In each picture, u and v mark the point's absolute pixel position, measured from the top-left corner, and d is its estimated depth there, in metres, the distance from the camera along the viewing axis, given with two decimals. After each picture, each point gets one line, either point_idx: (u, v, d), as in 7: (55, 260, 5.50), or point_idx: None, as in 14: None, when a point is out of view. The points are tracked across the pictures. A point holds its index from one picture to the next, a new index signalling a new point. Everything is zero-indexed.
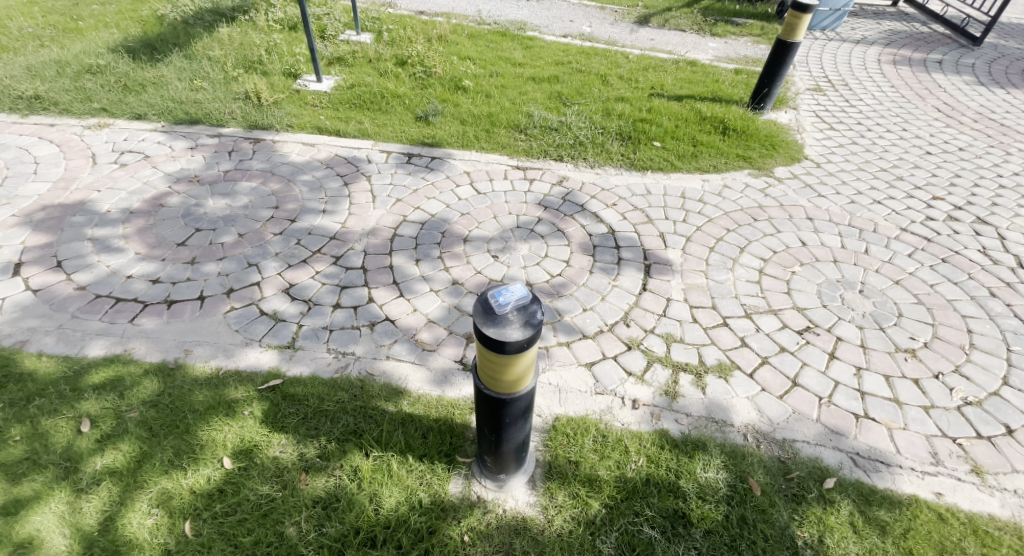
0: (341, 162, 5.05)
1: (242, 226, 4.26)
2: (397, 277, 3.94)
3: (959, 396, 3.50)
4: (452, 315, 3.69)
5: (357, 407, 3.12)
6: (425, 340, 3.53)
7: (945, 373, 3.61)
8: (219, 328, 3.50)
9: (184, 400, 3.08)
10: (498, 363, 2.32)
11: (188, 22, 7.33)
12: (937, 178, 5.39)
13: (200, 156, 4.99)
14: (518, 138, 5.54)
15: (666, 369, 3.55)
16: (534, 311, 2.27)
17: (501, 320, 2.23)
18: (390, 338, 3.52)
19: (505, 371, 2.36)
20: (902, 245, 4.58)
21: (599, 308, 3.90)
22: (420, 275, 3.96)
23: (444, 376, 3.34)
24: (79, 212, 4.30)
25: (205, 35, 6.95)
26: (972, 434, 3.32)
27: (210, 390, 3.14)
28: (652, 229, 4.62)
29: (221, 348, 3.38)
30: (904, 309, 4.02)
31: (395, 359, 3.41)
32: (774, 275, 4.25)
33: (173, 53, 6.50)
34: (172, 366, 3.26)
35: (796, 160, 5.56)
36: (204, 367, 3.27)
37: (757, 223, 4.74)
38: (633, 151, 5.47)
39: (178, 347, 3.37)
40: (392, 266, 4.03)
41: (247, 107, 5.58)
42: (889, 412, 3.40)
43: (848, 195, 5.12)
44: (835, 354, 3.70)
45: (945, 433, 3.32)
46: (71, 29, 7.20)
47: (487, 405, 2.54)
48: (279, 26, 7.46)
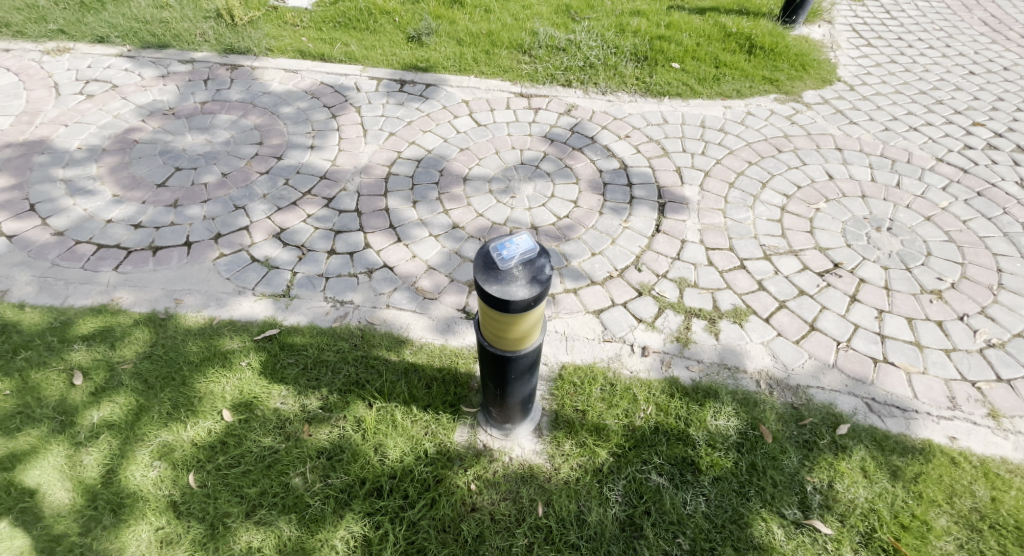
0: (326, 91, 4.65)
1: (225, 164, 3.97)
2: (394, 221, 3.72)
3: (982, 338, 3.43)
4: (453, 261, 3.51)
5: (358, 357, 3.00)
6: (425, 288, 3.36)
7: (970, 315, 3.53)
8: (208, 276, 3.32)
9: (179, 351, 2.95)
10: (502, 321, 2.17)
11: None
12: (979, 102, 5.03)
13: (172, 84, 4.59)
14: (521, 61, 5.10)
15: (678, 316, 3.44)
16: (543, 266, 2.10)
17: (505, 276, 2.05)
18: (389, 286, 3.35)
19: (509, 329, 2.21)
20: (936, 177, 4.35)
21: (608, 253, 3.74)
22: (418, 219, 3.74)
23: (447, 324, 3.20)
24: (46, 150, 4.00)
25: None
26: (991, 377, 3.27)
27: (203, 340, 3.01)
28: (668, 163, 4.35)
29: (213, 297, 3.22)
30: (934, 247, 3.89)
31: (397, 308, 3.26)
32: (797, 213, 4.07)
33: None
34: (162, 316, 3.11)
35: (827, 82, 5.15)
36: (197, 316, 3.12)
37: (782, 155, 4.46)
38: (649, 75, 5.05)
39: (168, 297, 3.21)
40: (388, 209, 3.79)
41: (221, 28, 5.10)
42: (909, 355, 3.35)
43: (881, 121, 4.80)
44: (856, 296, 3.61)
45: (964, 377, 3.27)
46: None
47: (490, 361, 2.41)
48: None
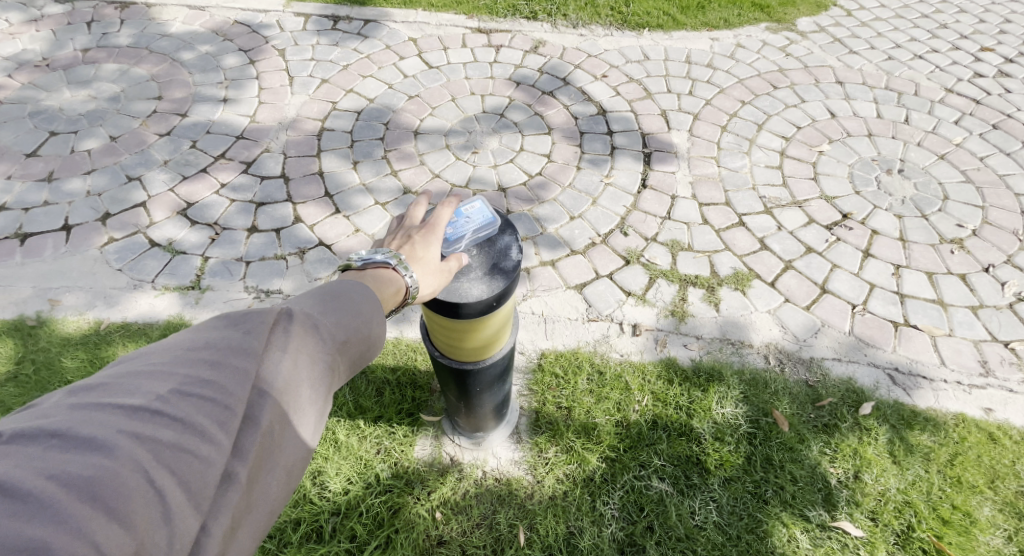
0: (241, 31, 3.96)
1: (113, 125, 3.31)
2: (330, 189, 3.14)
3: (1011, 291, 3.03)
4: None
5: None
6: None
7: (996, 265, 3.13)
8: (93, 268, 2.73)
9: (53, 369, 2.36)
10: (457, 328, 1.72)
11: None
12: (985, 24, 4.55)
13: (46, 30, 3.86)
14: None
15: (672, 286, 2.97)
16: (505, 247, 1.65)
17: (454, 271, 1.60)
18: (327, 269, 2.79)
19: (468, 336, 1.78)
20: (948, 109, 3.88)
21: (589, 216, 3.23)
22: (361, 184, 3.17)
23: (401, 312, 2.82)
24: None
25: None
26: None
27: (85, 351, 2.42)
28: (652, 106, 3.80)
29: (98, 294, 2.64)
30: (950, 190, 3.45)
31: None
32: (798, 157, 3.58)
33: None
34: (32, 323, 2.52)
35: (822, 7, 4.59)
36: (77, 320, 2.54)
37: (777, 92, 3.94)
38: (626, 4, 4.43)
39: (40, 298, 2.61)
40: (323, 174, 3.20)
41: None
42: (932, 316, 2.94)
43: (883, 49, 4.28)
44: (871, 251, 3.17)
45: (995, 337, 2.88)
46: None
47: (449, 374, 1.99)
48: None
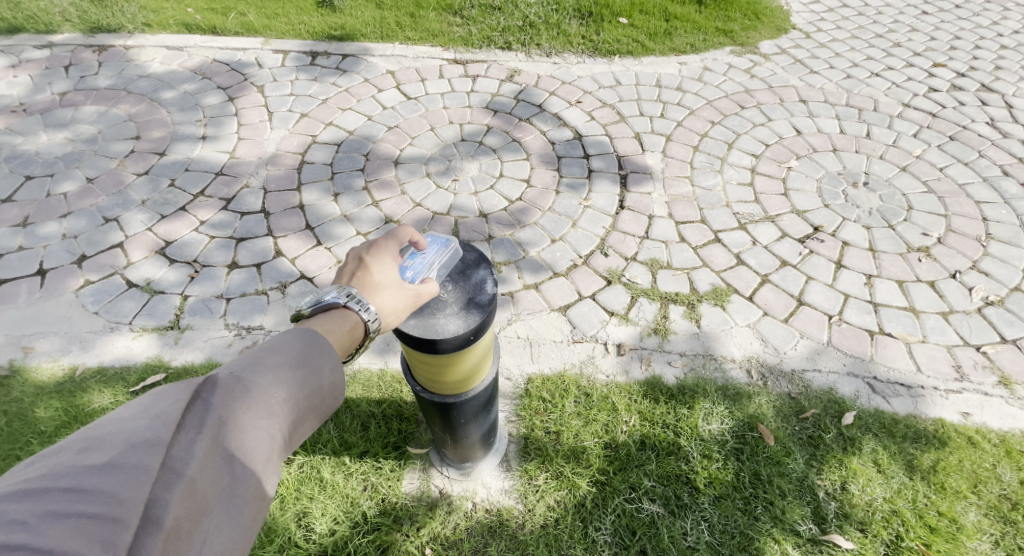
0: (220, 70, 3.99)
1: (90, 167, 3.30)
2: (312, 221, 3.15)
3: (979, 296, 3.14)
4: None
5: None
6: None
7: (963, 271, 3.24)
8: (69, 312, 2.69)
9: (25, 421, 2.29)
10: (437, 363, 1.80)
11: None
12: (936, 42, 4.78)
13: (24, 74, 3.85)
14: (452, 24, 4.52)
15: (654, 304, 3.02)
16: (481, 280, 1.72)
17: (429, 307, 1.66)
18: None
19: (449, 372, 1.87)
20: (907, 123, 4.05)
21: (570, 238, 3.28)
22: (342, 215, 3.19)
23: (385, 342, 2.88)
24: None
25: None
26: (996, 339, 2.97)
27: (59, 400, 2.37)
28: (625, 129, 3.90)
29: (74, 339, 2.60)
30: (914, 200, 3.58)
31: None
32: (768, 173, 3.69)
33: None
34: (4, 373, 2.46)
35: (782, 30, 4.77)
36: (51, 367, 2.49)
37: (745, 111, 4.07)
38: (596, 32, 4.56)
39: (13, 346, 2.56)
40: (303, 207, 3.22)
41: (84, 4, 4.38)
42: (906, 324, 3.02)
43: (842, 68, 4.46)
44: (843, 262, 3.26)
45: (968, 342, 2.96)
46: None
47: (433, 408, 2.06)
48: None
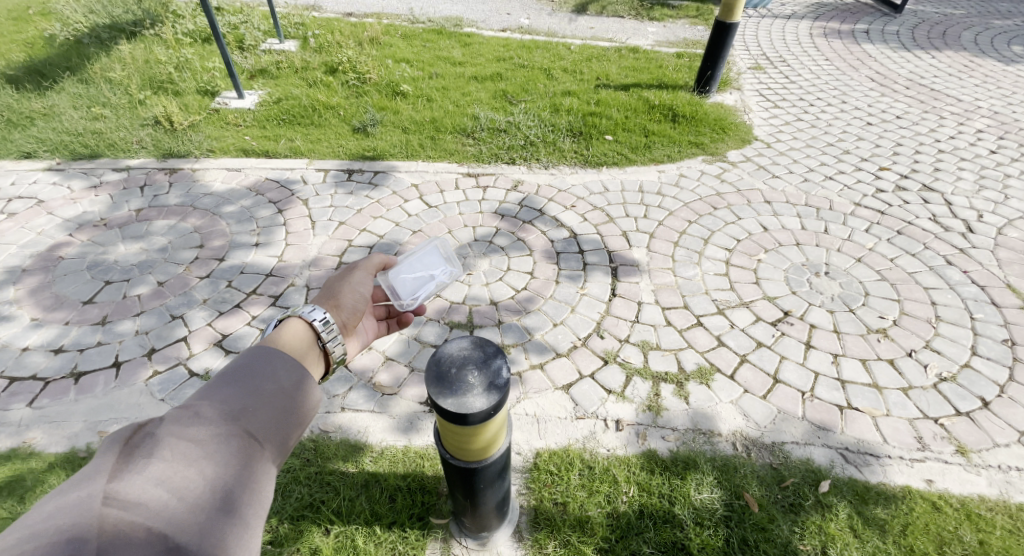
0: (272, 187, 4.62)
1: (161, 272, 3.81)
2: None
3: (934, 372, 3.55)
4: (411, 348, 3.61)
5: (311, 474, 2.95)
6: (384, 383, 3.43)
7: (918, 350, 3.68)
8: (140, 399, 3.08)
9: None
10: (465, 434, 2.25)
11: (82, 42, 6.45)
12: (881, 149, 5.53)
13: (106, 194, 4.44)
14: (465, 143, 5.26)
15: (646, 382, 3.42)
16: (499, 367, 2.24)
17: (461, 389, 2.17)
18: (344, 386, 3.39)
19: (471, 440, 2.29)
20: (859, 220, 4.66)
21: (569, 322, 3.75)
22: None
23: (410, 421, 3.24)
24: None
25: (104, 55, 6.18)
26: (952, 411, 3.35)
27: None
28: (614, 228, 4.48)
29: None
30: (870, 287, 4.09)
31: (352, 408, 3.30)
32: (741, 265, 4.22)
33: (68, 80, 5.75)
34: (83, 455, 2.81)
35: (746, 142, 5.51)
36: None
37: (718, 212, 4.69)
38: (586, 147, 5.28)
39: (90, 431, 2.94)
40: None
41: (159, 134, 5.04)
42: (871, 398, 3.41)
43: (800, 173, 5.16)
44: (811, 343, 3.70)
45: (927, 415, 3.34)
46: None
47: (457, 474, 2.43)
48: (191, 40, 6.72)
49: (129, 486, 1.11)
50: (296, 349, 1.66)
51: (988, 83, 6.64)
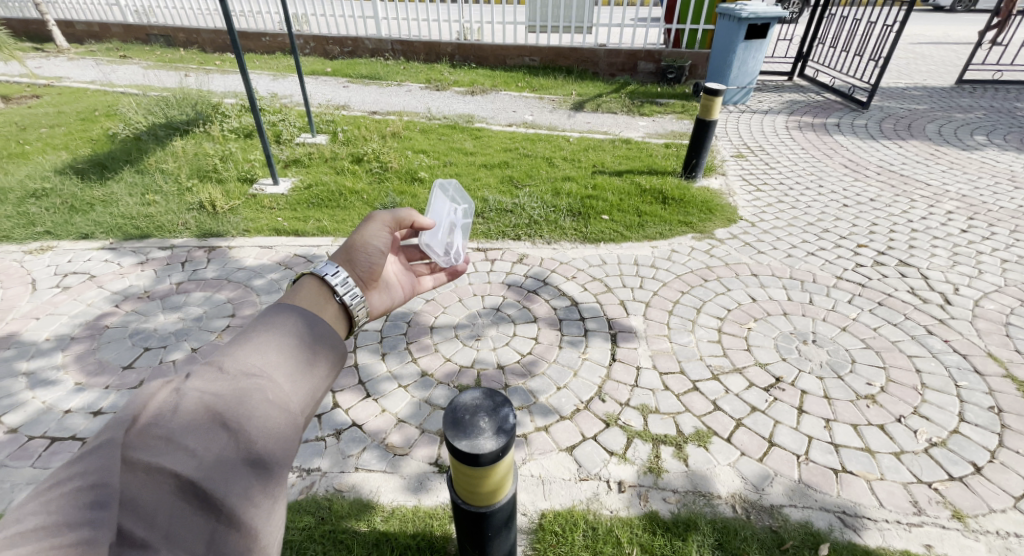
0: (299, 261, 5.04)
1: (195, 339, 4.13)
2: (363, 377, 4.03)
3: (923, 437, 3.73)
4: (422, 411, 3.78)
5: (326, 532, 3.08)
6: (396, 444, 3.58)
7: (906, 416, 3.87)
8: None
9: None
10: (474, 476, 2.47)
11: (141, 138, 7.21)
12: (858, 227, 5.98)
13: (151, 269, 4.87)
14: (475, 222, 5.75)
15: (647, 444, 3.61)
16: (506, 415, 2.47)
17: (473, 432, 2.40)
18: (358, 446, 3.56)
19: (481, 482, 2.50)
20: (841, 292, 5.01)
21: (572, 385, 3.99)
22: (387, 372, 4.06)
23: (419, 481, 3.36)
24: (11, 345, 4.08)
25: (158, 149, 6.89)
26: (944, 476, 3.50)
27: None
28: (612, 297, 4.83)
29: None
30: (856, 355, 4.35)
31: (365, 468, 3.44)
32: (733, 333, 4.52)
33: (124, 170, 6.39)
34: None
35: (732, 220, 5.99)
36: None
37: (708, 283, 5.05)
38: (585, 225, 5.74)
39: None
40: (357, 366, 4.12)
41: (203, 216, 5.55)
42: (865, 463, 3.56)
43: (784, 249, 5.58)
44: (804, 408, 3.91)
45: (920, 479, 3.48)
46: (15, 154, 7.02)
47: (467, 518, 2.65)
48: (234, 135, 7.49)
49: (150, 430, 1.23)
50: (307, 300, 1.81)
51: (954, 169, 7.21)
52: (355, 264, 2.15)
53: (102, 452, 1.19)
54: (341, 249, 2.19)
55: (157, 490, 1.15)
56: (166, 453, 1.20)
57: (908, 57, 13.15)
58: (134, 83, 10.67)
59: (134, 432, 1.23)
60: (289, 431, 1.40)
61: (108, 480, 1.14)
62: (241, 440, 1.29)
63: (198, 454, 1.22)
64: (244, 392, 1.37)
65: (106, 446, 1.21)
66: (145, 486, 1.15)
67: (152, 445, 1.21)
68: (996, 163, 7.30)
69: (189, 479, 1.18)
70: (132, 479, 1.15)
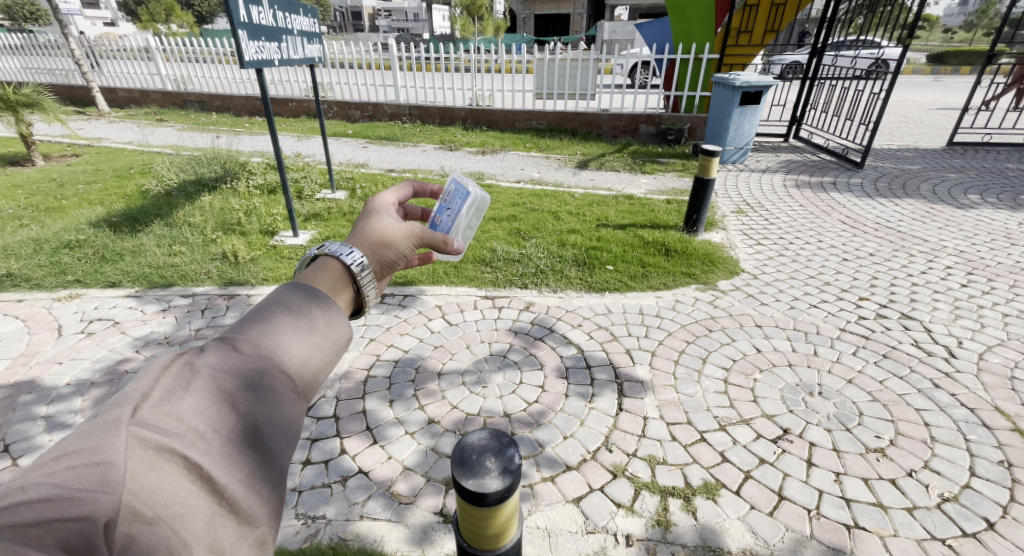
0: None
1: None
2: (370, 423, 4.04)
3: (936, 492, 3.67)
4: (429, 458, 3.75)
5: None
6: (401, 492, 3.53)
7: (918, 470, 3.82)
8: None
9: None
10: (480, 518, 2.50)
11: (171, 193, 7.62)
12: (859, 281, 6.10)
13: (172, 316, 5.05)
14: (484, 271, 5.96)
15: (654, 496, 3.60)
16: (512, 455, 2.52)
17: (479, 471, 2.45)
18: (363, 494, 3.52)
19: (487, 524, 2.53)
20: (846, 344, 5.06)
21: (579, 435, 4.02)
22: (395, 419, 4.08)
23: (424, 531, 3.29)
24: (33, 389, 4.20)
25: (186, 203, 7.26)
26: (959, 532, 3.42)
27: None
28: (618, 346, 4.92)
29: None
30: (863, 407, 4.34)
31: (370, 516, 3.38)
32: (739, 383, 4.55)
33: (154, 222, 6.73)
34: None
35: (735, 273, 6.15)
36: None
37: (713, 333, 5.14)
38: (590, 275, 5.91)
39: None
40: (365, 412, 4.14)
41: (225, 266, 5.80)
42: (878, 518, 3.50)
43: (787, 300, 5.69)
44: (813, 460, 3.87)
45: (934, 535, 3.41)
46: (52, 207, 7.42)
47: None
48: (258, 191, 7.90)
49: (156, 415, 1.29)
50: (326, 285, 1.79)
51: (951, 226, 7.39)
52: (379, 255, 2.05)
53: (110, 430, 1.25)
54: (367, 236, 2.09)
55: (162, 471, 1.23)
56: (172, 436, 1.27)
57: (901, 121, 13.68)
58: (168, 144, 11.35)
59: (142, 413, 1.29)
60: (291, 415, 1.45)
61: (114, 458, 1.20)
62: (244, 426, 1.36)
63: (205, 438, 1.29)
64: (250, 380, 1.42)
65: (113, 424, 1.27)
66: (149, 467, 1.21)
67: (159, 426, 1.28)
68: (991, 221, 7.48)
69: (192, 462, 1.25)
70: (137, 459, 1.21)
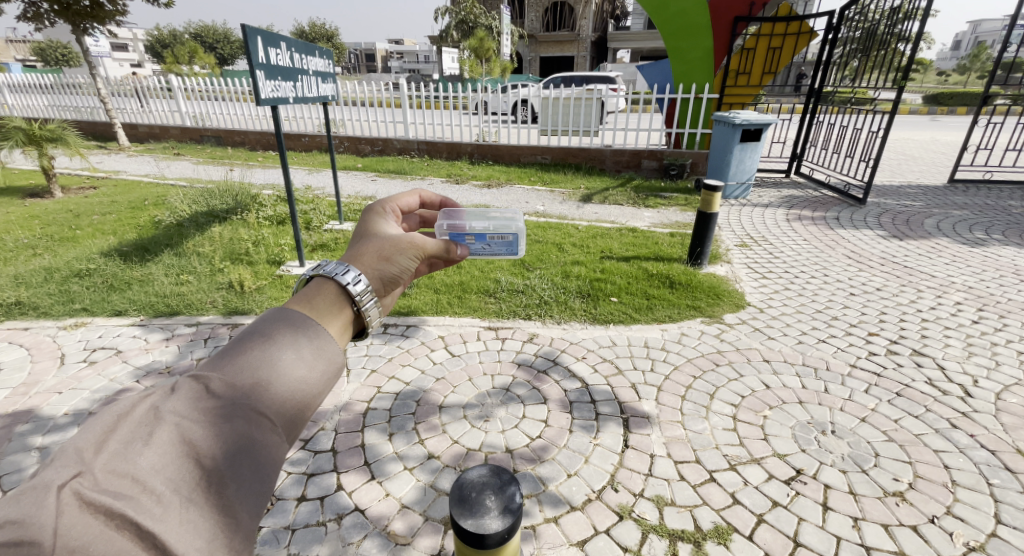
0: None
1: None
2: (368, 458, 3.97)
3: (961, 541, 3.52)
4: (427, 496, 3.66)
5: None
6: (398, 532, 3.44)
7: (940, 516, 3.68)
8: None
9: None
10: None
11: (182, 224, 7.75)
12: (867, 316, 6.06)
13: (174, 345, 5.06)
14: (487, 301, 5.99)
15: (663, 540, 3.48)
16: (512, 494, 2.47)
17: (479, 510, 2.39)
18: (359, 533, 3.43)
19: None
20: (857, 381, 4.97)
21: (583, 473, 3.93)
22: (393, 453, 4.01)
23: None
24: (30, 418, 4.17)
25: (196, 234, 7.38)
26: None
27: None
28: (623, 380, 4.87)
29: None
30: (879, 448, 4.22)
31: None
32: (748, 420, 4.46)
33: (164, 252, 6.82)
34: None
35: (740, 306, 6.13)
36: None
37: (720, 367, 5.08)
38: (594, 307, 5.90)
39: None
40: (363, 446, 4.08)
41: (230, 295, 5.84)
42: None
43: (795, 335, 5.65)
44: (828, 504, 3.75)
45: None
46: (66, 237, 7.55)
47: None
48: (268, 222, 8.02)
49: (107, 476, 1.40)
50: (320, 309, 1.80)
51: (957, 262, 7.36)
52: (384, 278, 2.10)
53: (47, 497, 1.36)
54: (367, 252, 2.07)
55: (110, 537, 1.34)
56: (123, 499, 1.38)
57: (901, 159, 13.84)
58: (183, 177, 11.61)
59: (93, 473, 1.40)
60: (260, 459, 1.53)
61: (48, 531, 1.31)
62: (201, 483, 1.46)
63: (156, 503, 1.39)
64: (214, 436, 1.51)
65: (53, 488, 1.37)
66: (96, 535, 1.33)
67: (109, 489, 1.39)
68: (997, 257, 7.46)
69: (143, 527, 1.37)
70: (84, 527, 1.33)
